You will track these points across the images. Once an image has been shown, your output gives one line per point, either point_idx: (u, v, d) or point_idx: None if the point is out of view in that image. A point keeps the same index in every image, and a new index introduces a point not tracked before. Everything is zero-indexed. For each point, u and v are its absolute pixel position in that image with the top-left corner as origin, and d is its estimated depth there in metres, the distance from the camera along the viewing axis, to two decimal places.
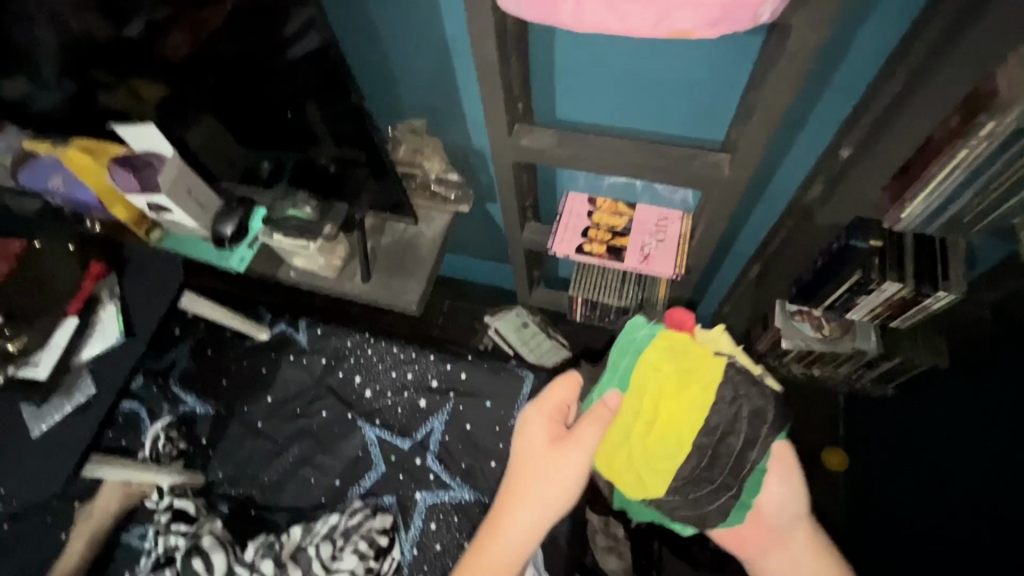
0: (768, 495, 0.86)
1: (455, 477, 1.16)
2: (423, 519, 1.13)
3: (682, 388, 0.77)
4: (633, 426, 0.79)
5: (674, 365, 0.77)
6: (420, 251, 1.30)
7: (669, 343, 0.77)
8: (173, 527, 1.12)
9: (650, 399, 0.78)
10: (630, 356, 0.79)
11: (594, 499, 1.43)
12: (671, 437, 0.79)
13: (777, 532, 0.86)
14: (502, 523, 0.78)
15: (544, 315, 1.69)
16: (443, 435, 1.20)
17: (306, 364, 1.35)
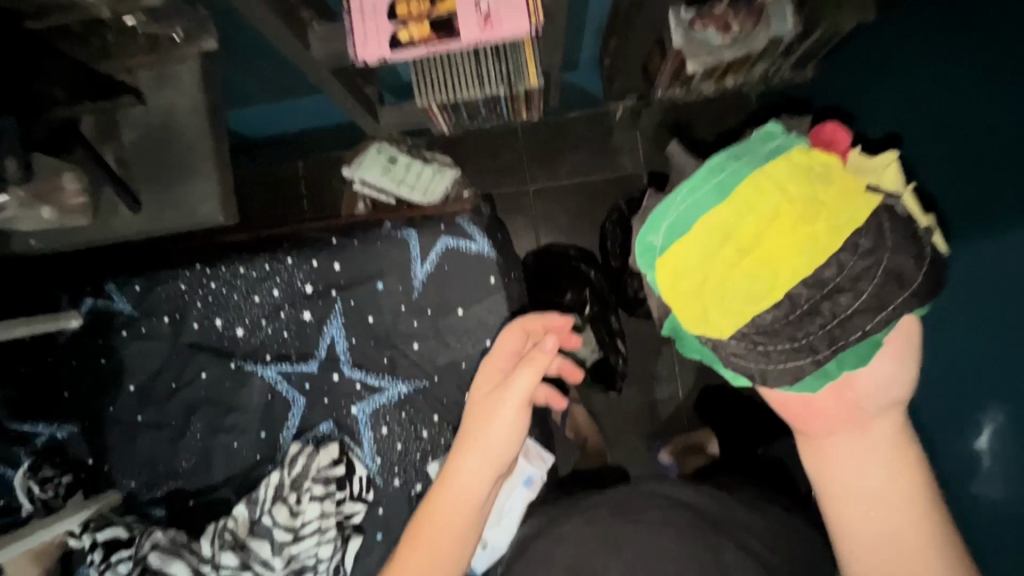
0: (865, 373, 0.65)
1: (383, 376, 1.00)
2: (371, 428, 1.01)
3: (800, 214, 0.60)
4: (727, 245, 0.62)
5: (809, 188, 0.60)
6: (185, 133, 0.88)
7: (810, 161, 0.62)
8: (114, 557, 0.97)
9: (758, 220, 0.61)
10: (750, 161, 0.63)
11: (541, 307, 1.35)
12: (768, 276, 0.61)
13: (861, 415, 0.66)
14: (444, 479, 0.80)
15: (409, 143, 1.39)
16: (349, 339, 1.00)
17: (150, 332, 1.05)
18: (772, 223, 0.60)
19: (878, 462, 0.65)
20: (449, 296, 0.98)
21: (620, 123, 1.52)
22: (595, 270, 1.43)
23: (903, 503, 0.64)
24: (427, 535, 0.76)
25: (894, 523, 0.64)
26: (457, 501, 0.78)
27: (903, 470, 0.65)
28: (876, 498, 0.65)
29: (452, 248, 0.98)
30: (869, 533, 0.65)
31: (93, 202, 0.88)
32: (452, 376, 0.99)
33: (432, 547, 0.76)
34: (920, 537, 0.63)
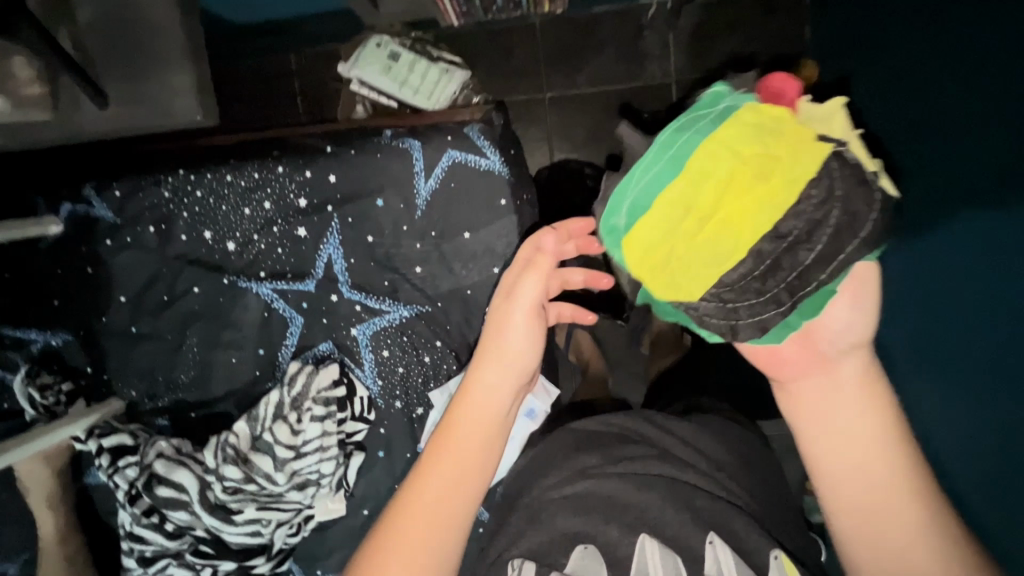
0: (824, 318, 0.60)
1: (383, 299, 0.95)
2: (372, 350, 0.98)
3: (755, 174, 0.55)
4: (689, 213, 0.56)
5: (761, 142, 0.54)
6: (151, 14, 0.76)
7: (761, 115, 0.55)
8: (121, 462, 0.99)
9: (715, 185, 0.55)
10: (697, 127, 0.57)
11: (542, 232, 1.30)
12: (733, 236, 0.56)
13: (826, 360, 0.61)
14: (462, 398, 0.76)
15: (418, 43, 1.24)
16: (348, 259, 0.94)
17: (135, 242, 0.98)
18: (729, 185, 0.55)
19: (851, 415, 0.61)
20: (455, 216, 0.90)
21: (653, 22, 1.34)
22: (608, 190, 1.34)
23: (885, 457, 0.59)
24: (452, 444, 0.73)
25: (876, 477, 0.59)
26: (480, 410, 0.75)
27: (878, 420, 0.60)
28: (855, 452, 0.60)
29: (459, 162, 0.88)
30: (857, 490, 0.60)
31: (54, 95, 0.78)
32: (456, 302, 0.93)
33: (458, 454, 0.73)
34: (906, 489, 0.59)
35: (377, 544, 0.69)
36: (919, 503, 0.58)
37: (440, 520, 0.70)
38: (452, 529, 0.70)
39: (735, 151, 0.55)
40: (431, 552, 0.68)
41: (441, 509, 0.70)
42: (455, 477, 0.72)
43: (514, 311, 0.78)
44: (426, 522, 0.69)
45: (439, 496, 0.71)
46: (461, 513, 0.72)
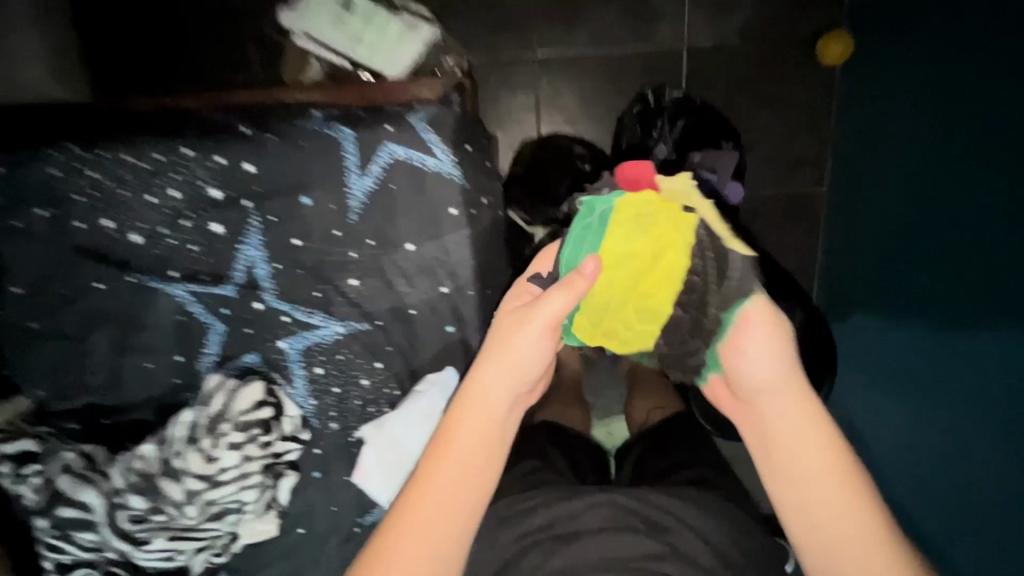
0: (749, 363, 0.66)
1: (314, 312, 0.81)
2: (304, 366, 0.85)
3: (652, 251, 0.66)
4: (616, 298, 0.68)
5: (637, 224, 0.67)
6: None
7: (631, 206, 0.69)
8: (23, 472, 0.84)
9: (625, 276, 0.67)
10: (588, 232, 0.69)
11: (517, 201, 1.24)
12: (655, 296, 0.68)
13: (766, 393, 0.65)
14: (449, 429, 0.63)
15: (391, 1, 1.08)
16: (273, 264, 0.79)
17: (25, 228, 0.82)
18: (634, 265, 0.67)
19: (788, 444, 0.64)
20: (399, 222, 0.75)
21: None
22: (590, 165, 1.25)
23: (829, 485, 0.62)
24: (446, 465, 0.62)
25: (828, 502, 0.62)
26: (478, 426, 0.64)
27: (817, 449, 0.63)
28: (805, 481, 0.63)
29: (402, 159, 0.73)
30: (811, 515, 0.63)
31: None
32: (398, 322, 0.79)
33: (451, 474, 0.62)
34: (855, 511, 0.61)
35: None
36: (871, 526, 0.61)
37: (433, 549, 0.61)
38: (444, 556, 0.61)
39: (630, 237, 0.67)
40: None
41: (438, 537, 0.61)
42: (449, 503, 0.62)
43: (530, 319, 0.65)
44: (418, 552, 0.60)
45: (436, 525, 0.61)
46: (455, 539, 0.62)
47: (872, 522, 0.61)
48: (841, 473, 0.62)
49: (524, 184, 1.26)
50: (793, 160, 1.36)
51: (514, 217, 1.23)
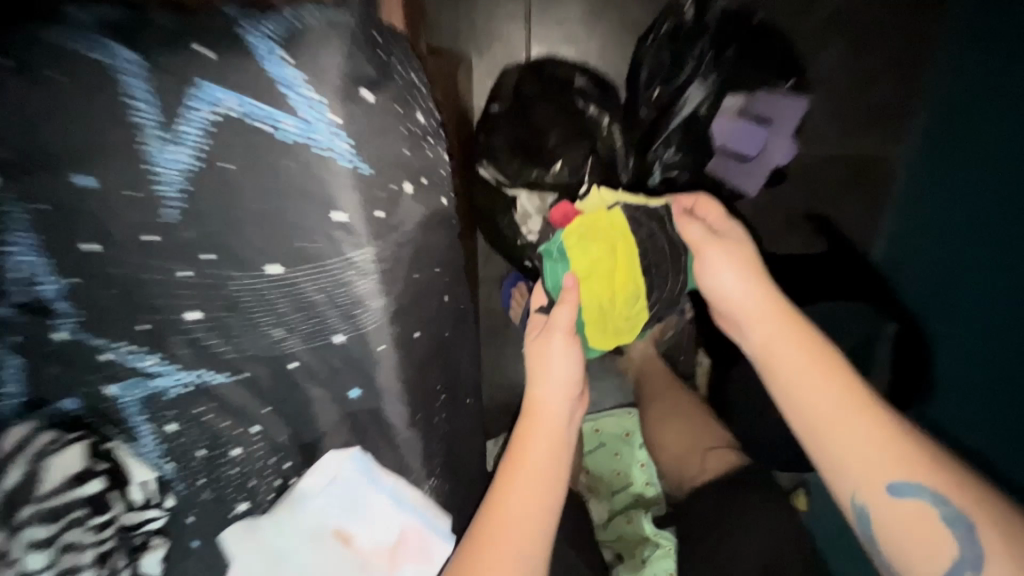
0: (716, 275, 0.70)
1: (145, 354, 0.53)
2: (151, 421, 0.56)
3: (609, 257, 0.74)
4: (599, 302, 0.75)
5: (586, 239, 0.75)
6: None
7: (574, 228, 0.76)
8: None
9: (601, 283, 0.74)
10: (555, 263, 0.76)
11: (502, 152, 0.90)
12: (626, 295, 0.76)
13: (735, 300, 0.68)
14: (519, 454, 0.63)
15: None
16: (68, 277, 0.50)
17: None
18: (601, 266, 0.74)
19: (765, 347, 0.65)
20: (252, 229, 0.50)
21: None
22: (593, 105, 0.93)
23: (817, 380, 0.60)
24: (522, 480, 0.61)
25: (816, 402, 0.60)
26: (549, 442, 0.65)
27: (794, 346, 0.63)
28: (785, 381, 0.62)
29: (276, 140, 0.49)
30: (803, 414, 0.60)
31: None
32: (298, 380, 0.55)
33: (528, 493, 0.61)
34: (836, 405, 0.59)
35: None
36: (873, 415, 0.57)
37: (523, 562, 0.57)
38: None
39: (581, 236, 0.75)
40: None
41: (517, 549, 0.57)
42: (530, 512, 0.60)
43: (562, 334, 0.69)
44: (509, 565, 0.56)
45: (519, 526, 0.59)
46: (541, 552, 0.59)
47: (879, 415, 0.57)
48: (829, 368, 0.61)
49: (507, 126, 0.91)
50: (856, 101, 1.04)
51: (487, 174, 0.92)
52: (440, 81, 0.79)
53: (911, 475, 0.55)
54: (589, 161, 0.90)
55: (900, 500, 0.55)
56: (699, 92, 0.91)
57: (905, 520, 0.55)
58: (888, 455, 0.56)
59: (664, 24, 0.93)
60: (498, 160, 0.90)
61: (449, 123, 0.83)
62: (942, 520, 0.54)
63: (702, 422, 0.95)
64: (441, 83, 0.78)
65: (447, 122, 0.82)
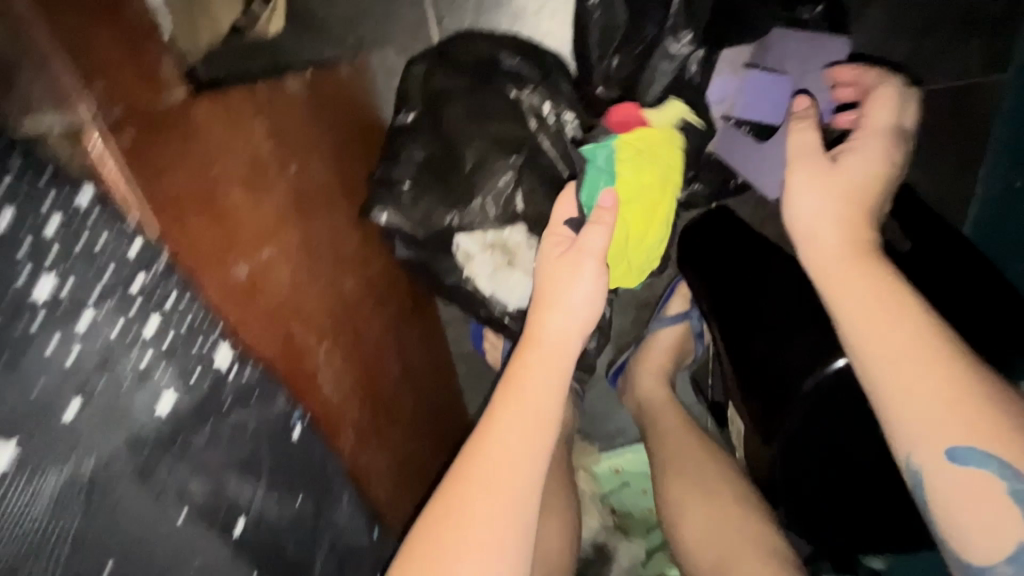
0: (795, 211, 0.54)
1: None
2: None
3: (657, 184, 0.64)
4: (627, 233, 0.64)
5: (647, 158, 0.63)
6: None
7: (635, 141, 0.63)
8: None
9: (638, 212, 0.64)
10: (602, 171, 0.62)
11: (413, 175, 0.65)
12: (657, 231, 0.67)
13: (805, 236, 0.53)
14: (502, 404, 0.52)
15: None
16: None
17: None
18: (647, 190, 0.64)
19: (819, 265, 0.51)
20: None
21: None
22: (532, 92, 0.67)
23: (869, 303, 0.47)
24: (513, 409, 0.52)
25: (886, 357, 0.46)
26: (548, 372, 0.54)
27: (853, 274, 0.49)
28: (864, 321, 0.47)
29: None
30: (881, 362, 0.46)
31: None
32: None
33: (520, 422, 0.51)
34: (921, 356, 0.44)
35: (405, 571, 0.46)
36: (935, 350, 0.45)
37: (505, 509, 0.47)
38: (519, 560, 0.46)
39: (641, 150, 0.63)
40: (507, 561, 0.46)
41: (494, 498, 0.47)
42: (514, 443, 0.50)
43: (592, 258, 0.56)
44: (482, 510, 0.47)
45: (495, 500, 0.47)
46: (532, 496, 0.49)
47: (944, 348, 0.45)
48: (887, 291, 0.48)
49: (420, 147, 0.66)
50: (922, 10, 0.70)
51: (393, 223, 0.64)
52: (279, 115, 0.52)
53: (979, 441, 0.42)
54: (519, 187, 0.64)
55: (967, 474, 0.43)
56: (686, 47, 0.64)
57: (964, 493, 0.43)
58: (958, 413, 0.43)
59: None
60: (404, 186, 0.64)
61: (305, 174, 0.55)
62: (1005, 493, 0.42)
63: (737, 509, 0.69)
64: (276, 117, 0.52)
65: (297, 173, 0.54)
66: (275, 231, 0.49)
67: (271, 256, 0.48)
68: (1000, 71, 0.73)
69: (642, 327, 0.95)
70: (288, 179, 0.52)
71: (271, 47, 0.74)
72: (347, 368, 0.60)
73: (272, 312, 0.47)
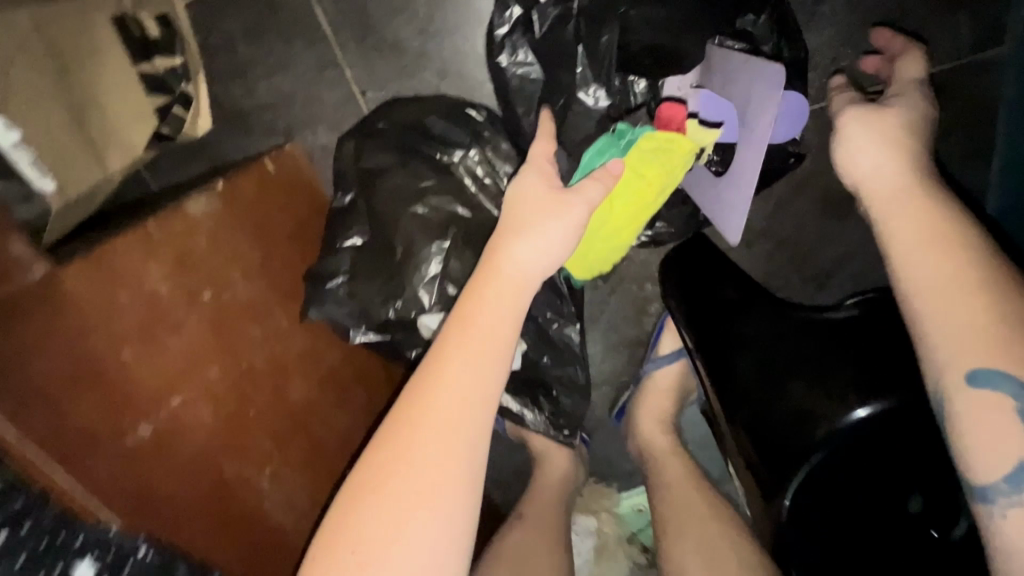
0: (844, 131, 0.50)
1: None
2: None
3: (652, 186, 0.59)
4: (602, 223, 0.61)
5: (660, 162, 0.58)
6: None
7: (661, 141, 0.58)
8: None
9: (625, 206, 0.60)
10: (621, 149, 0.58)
11: (351, 264, 0.61)
12: (631, 235, 0.63)
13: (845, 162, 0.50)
14: (461, 352, 0.48)
15: (161, 70, 0.62)
16: None
17: None
18: (641, 183, 0.59)
19: (876, 199, 0.47)
20: None
21: None
22: (464, 152, 0.64)
23: (921, 230, 0.44)
24: (470, 334, 0.49)
25: (937, 278, 0.41)
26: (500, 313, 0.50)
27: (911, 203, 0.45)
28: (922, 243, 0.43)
29: None
30: (923, 281, 0.42)
31: None
32: None
33: (477, 350, 0.49)
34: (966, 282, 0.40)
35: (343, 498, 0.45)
36: (981, 277, 0.40)
37: (442, 461, 0.44)
38: (453, 519, 0.44)
39: (660, 152, 0.58)
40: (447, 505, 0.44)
41: (447, 426, 0.46)
42: (474, 372, 0.48)
43: (578, 203, 0.52)
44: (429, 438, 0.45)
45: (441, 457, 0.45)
46: (474, 452, 0.46)
47: (978, 265, 0.41)
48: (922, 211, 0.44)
49: (358, 232, 0.63)
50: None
51: (334, 318, 0.60)
52: (181, 242, 0.50)
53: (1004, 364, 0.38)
54: (447, 287, 0.60)
55: (984, 397, 0.39)
56: (599, 99, 0.61)
57: (980, 414, 0.39)
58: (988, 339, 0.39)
59: (508, 17, 0.59)
60: (341, 275, 0.61)
61: (225, 294, 0.53)
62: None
63: None
64: (180, 248, 0.49)
65: (215, 296, 0.52)
66: (190, 371, 0.47)
67: (185, 399, 0.47)
68: (989, 49, 0.64)
69: (637, 366, 0.88)
70: (203, 307, 0.50)
71: (200, 146, 0.73)
72: (300, 480, 0.58)
73: (188, 463, 0.47)
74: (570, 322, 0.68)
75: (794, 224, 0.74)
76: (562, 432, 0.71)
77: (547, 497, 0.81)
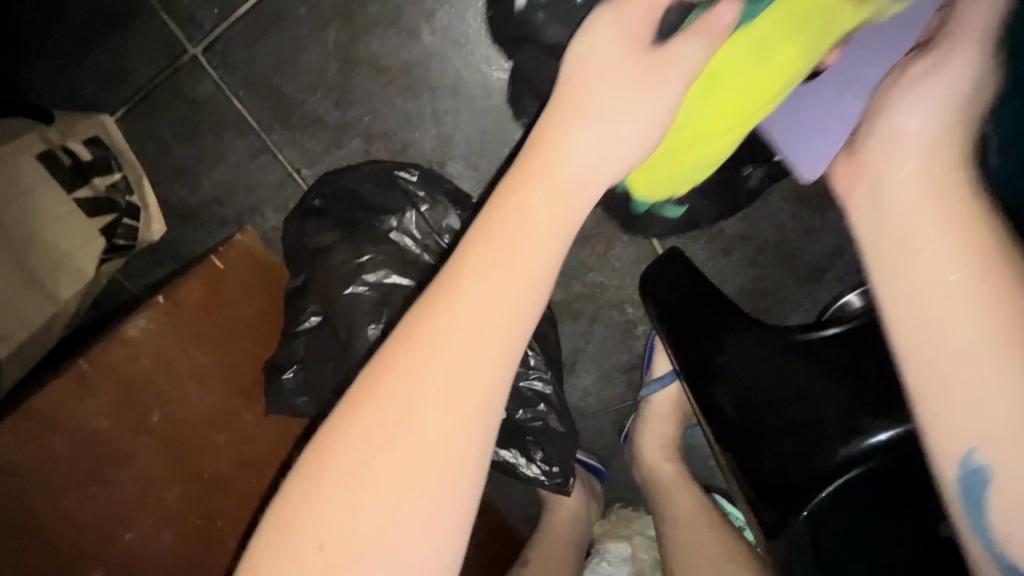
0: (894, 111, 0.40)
1: None
2: None
3: (766, 78, 0.47)
4: (692, 123, 0.49)
5: (784, 50, 0.45)
6: None
7: (787, 22, 0.45)
8: None
9: (728, 98, 0.47)
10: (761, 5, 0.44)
11: (301, 349, 0.60)
12: (722, 147, 0.51)
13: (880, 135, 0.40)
14: (487, 291, 0.36)
15: (103, 188, 0.62)
16: None
17: None
18: (761, 66, 0.46)
19: (922, 183, 0.38)
20: None
21: None
22: (401, 217, 0.62)
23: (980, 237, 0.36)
24: (493, 273, 0.36)
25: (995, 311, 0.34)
26: (538, 232, 0.38)
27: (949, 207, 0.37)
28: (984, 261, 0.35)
29: None
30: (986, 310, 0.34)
31: None
32: None
33: (504, 302, 0.36)
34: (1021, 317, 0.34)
35: (302, 483, 0.34)
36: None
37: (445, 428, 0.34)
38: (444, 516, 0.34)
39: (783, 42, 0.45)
40: (438, 523, 0.34)
41: (452, 412, 0.34)
42: (500, 333, 0.36)
43: (663, 87, 0.41)
44: (430, 428, 0.34)
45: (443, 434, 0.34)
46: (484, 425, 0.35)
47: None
48: (976, 218, 0.36)
49: (311, 310, 0.61)
50: None
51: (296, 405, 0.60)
52: (118, 380, 0.53)
53: None
54: None
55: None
56: None
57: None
58: None
59: None
60: (297, 358, 0.60)
61: (179, 410, 0.55)
62: None
63: None
64: (122, 382, 0.53)
65: (166, 416, 0.54)
66: (144, 505, 0.53)
67: (139, 532, 0.53)
68: None
69: (637, 389, 0.83)
70: (154, 433, 0.54)
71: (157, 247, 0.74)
72: None
73: None
74: (540, 372, 0.66)
75: (771, 223, 0.70)
76: (553, 480, 0.67)
77: (558, 541, 0.77)
